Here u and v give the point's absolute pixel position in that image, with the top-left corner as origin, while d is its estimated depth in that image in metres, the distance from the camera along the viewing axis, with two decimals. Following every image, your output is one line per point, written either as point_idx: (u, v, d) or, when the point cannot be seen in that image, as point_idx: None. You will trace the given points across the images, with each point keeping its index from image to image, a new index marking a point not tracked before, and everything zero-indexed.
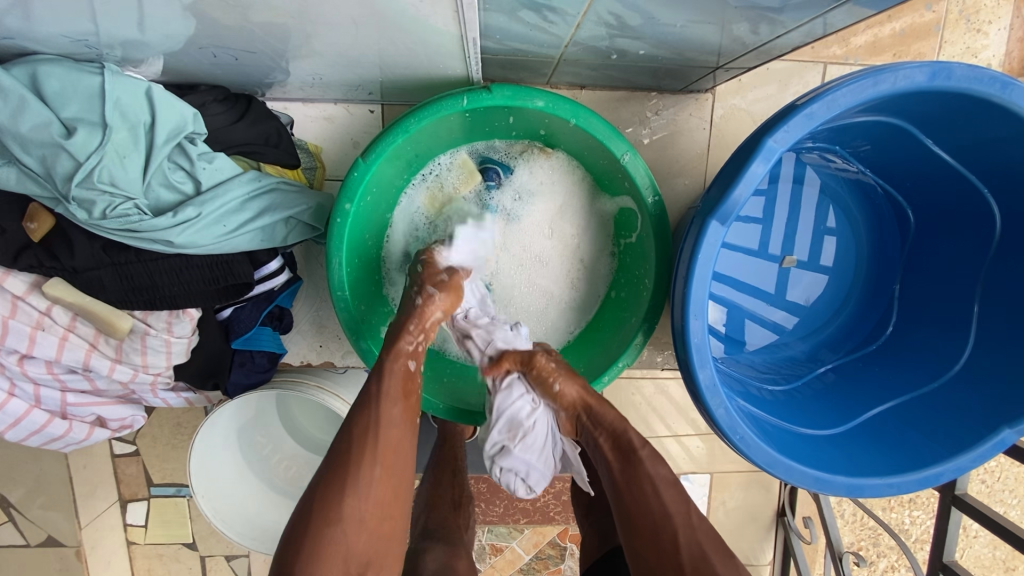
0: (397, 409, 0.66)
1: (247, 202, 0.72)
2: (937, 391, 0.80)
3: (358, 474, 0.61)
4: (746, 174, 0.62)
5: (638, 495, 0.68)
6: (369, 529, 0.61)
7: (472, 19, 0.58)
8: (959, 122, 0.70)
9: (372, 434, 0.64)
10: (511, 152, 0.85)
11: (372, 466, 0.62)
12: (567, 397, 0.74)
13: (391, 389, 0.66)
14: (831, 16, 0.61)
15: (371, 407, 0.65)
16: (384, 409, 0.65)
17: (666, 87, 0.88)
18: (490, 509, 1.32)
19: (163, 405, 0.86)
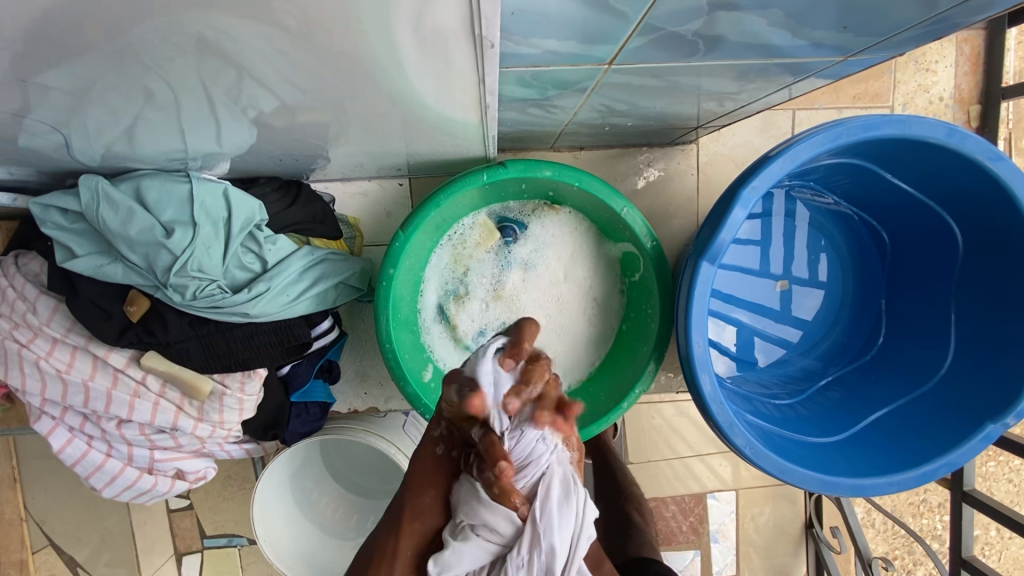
0: (425, 497, 0.65)
1: (303, 272, 0.85)
2: (927, 394, 0.88)
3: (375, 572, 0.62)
4: (729, 219, 0.73)
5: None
6: None
7: (490, 115, 0.70)
8: (910, 158, 0.81)
9: (397, 521, 0.65)
10: (524, 211, 0.97)
11: (390, 563, 0.62)
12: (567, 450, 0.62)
13: (417, 477, 0.67)
14: (793, 87, 0.71)
15: (398, 501, 0.66)
16: (417, 502, 0.65)
17: (657, 143, 1.00)
18: None
19: (226, 456, 0.96)
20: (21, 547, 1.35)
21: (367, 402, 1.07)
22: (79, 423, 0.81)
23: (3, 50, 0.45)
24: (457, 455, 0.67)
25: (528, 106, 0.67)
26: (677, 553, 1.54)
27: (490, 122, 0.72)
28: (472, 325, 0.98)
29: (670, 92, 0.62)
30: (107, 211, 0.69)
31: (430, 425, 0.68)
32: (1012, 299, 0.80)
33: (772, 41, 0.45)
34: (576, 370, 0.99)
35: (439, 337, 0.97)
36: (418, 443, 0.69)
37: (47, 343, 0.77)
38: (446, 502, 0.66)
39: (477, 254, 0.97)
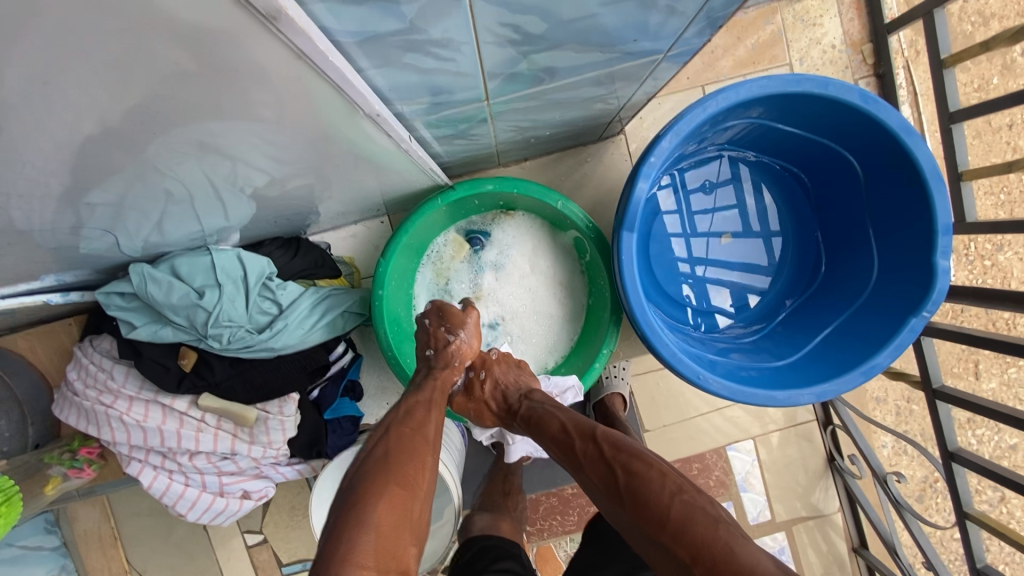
0: (438, 414, 0.81)
1: (313, 307, 1.03)
2: (866, 303, 0.98)
3: (416, 456, 0.72)
4: (636, 192, 0.88)
5: (562, 457, 0.79)
6: (421, 497, 0.69)
7: (423, 154, 0.87)
8: (790, 108, 0.94)
9: (424, 425, 0.77)
10: (485, 221, 1.13)
11: (427, 454, 0.74)
12: (488, 419, 0.97)
13: (435, 398, 0.83)
14: (647, 84, 0.81)
15: (424, 409, 0.81)
16: (431, 413, 0.80)
17: (588, 141, 1.16)
18: (566, 519, 1.67)
19: (283, 478, 1.13)
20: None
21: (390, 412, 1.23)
22: (160, 461, 1.00)
23: (67, 187, 0.65)
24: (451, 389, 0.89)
25: (453, 139, 0.85)
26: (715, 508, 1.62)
27: (426, 163, 0.90)
28: None
29: (554, 106, 0.78)
30: (153, 286, 0.89)
31: (449, 372, 0.89)
32: (910, 205, 0.91)
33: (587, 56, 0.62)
34: (559, 347, 1.13)
35: None
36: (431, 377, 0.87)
37: (126, 401, 0.96)
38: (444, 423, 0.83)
39: (454, 266, 1.13)
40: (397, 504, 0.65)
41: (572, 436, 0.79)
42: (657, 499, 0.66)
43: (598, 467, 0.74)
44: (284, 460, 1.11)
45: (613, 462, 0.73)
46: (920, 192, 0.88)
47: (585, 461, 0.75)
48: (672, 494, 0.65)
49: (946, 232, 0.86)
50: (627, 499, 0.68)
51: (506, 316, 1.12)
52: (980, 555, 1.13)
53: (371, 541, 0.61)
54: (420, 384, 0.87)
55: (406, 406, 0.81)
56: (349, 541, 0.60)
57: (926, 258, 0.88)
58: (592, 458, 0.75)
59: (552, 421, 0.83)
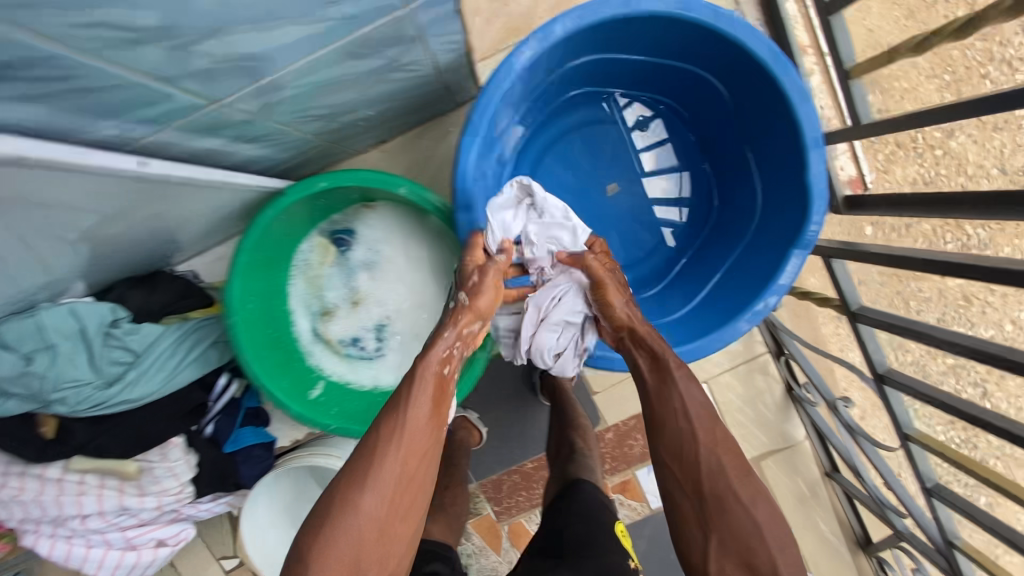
0: (422, 416, 0.70)
1: (177, 345, 0.98)
2: (756, 237, 0.89)
3: (379, 471, 0.65)
4: (462, 167, 0.79)
5: (684, 428, 0.69)
6: (381, 521, 0.64)
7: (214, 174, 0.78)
8: (630, 35, 0.84)
9: (398, 435, 0.68)
10: (348, 218, 1.04)
11: (394, 466, 0.66)
12: (618, 316, 0.82)
13: (420, 395, 0.71)
14: (438, 43, 0.71)
15: (400, 415, 0.69)
16: (409, 419, 0.69)
17: (444, 108, 1.05)
18: (534, 491, 1.58)
19: (204, 514, 1.11)
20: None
21: (303, 431, 1.15)
22: (54, 529, 0.97)
23: None
24: (450, 373, 0.76)
25: (246, 145, 0.76)
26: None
27: (233, 177, 0.81)
28: (346, 334, 1.06)
29: (331, 89, 0.68)
30: None
31: (436, 348, 0.76)
32: (780, 120, 0.80)
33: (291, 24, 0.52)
34: None
35: (324, 355, 1.06)
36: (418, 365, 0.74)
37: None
38: (438, 424, 0.72)
39: (324, 272, 1.05)
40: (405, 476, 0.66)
41: (710, 430, 0.68)
42: (763, 553, 0.61)
43: (735, 470, 0.66)
44: (203, 498, 1.09)
45: (750, 474, 0.66)
46: (785, 105, 0.78)
47: (714, 460, 0.66)
48: (780, 564, 0.60)
49: (816, 146, 0.76)
50: (723, 518, 0.63)
51: (391, 313, 1.05)
52: (927, 474, 1.08)
53: (374, 508, 0.64)
54: (405, 377, 0.74)
55: (451, 328, 0.78)
56: (346, 505, 0.64)
57: (801, 178, 0.79)
58: (728, 460, 0.66)
59: (692, 389, 0.71)
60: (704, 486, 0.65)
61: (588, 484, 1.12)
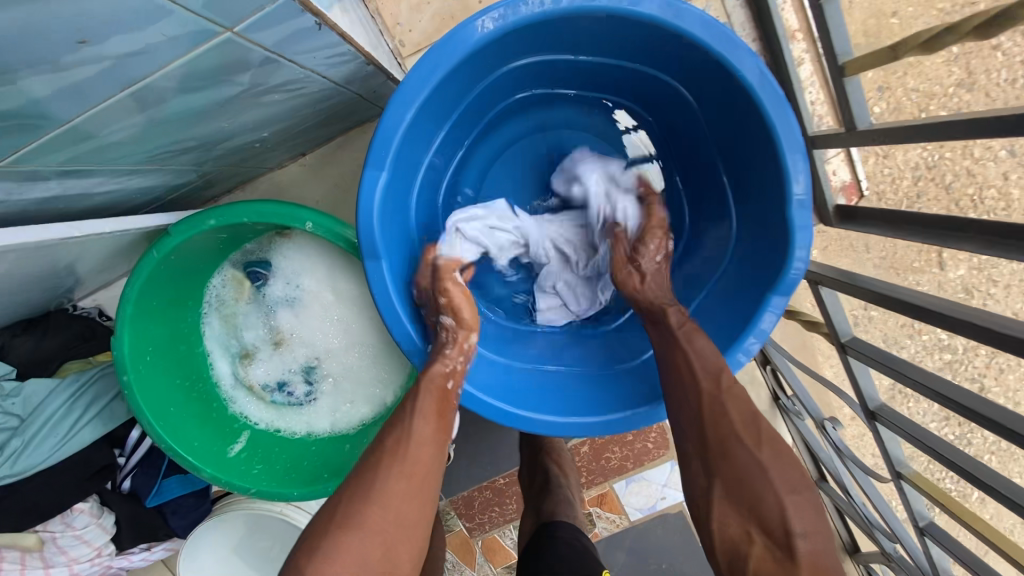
0: (427, 427, 0.63)
1: (72, 403, 0.87)
2: (729, 268, 0.75)
3: (377, 486, 0.57)
4: (365, 208, 0.65)
5: (688, 379, 0.63)
6: (382, 542, 0.55)
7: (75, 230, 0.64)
8: (571, 29, 0.69)
9: (401, 448, 0.60)
10: (263, 247, 0.90)
11: (394, 482, 0.58)
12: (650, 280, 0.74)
13: (424, 407, 0.64)
14: (314, 53, 0.56)
15: (403, 425, 0.62)
16: (414, 430, 0.62)
17: (371, 115, 0.90)
18: (505, 507, 1.40)
19: (141, 564, 1.03)
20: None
21: None
22: None
23: None
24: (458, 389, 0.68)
25: (96, 185, 0.62)
26: (653, 471, 1.33)
27: (107, 228, 0.68)
28: (270, 379, 0.94)
29: (179, 119, 0.54)
30: None
31: (438, 361, 0.68)
32: (755, 129, 0.66)
33: (48, 65, 0.38)
34: (388, 380, 0.93)
35: (247, 401, 0.94)
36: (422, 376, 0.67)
37: None
38: (443, 438, 0.64)
39: (240, 310, 0.92)
40: (407, 494, 0.58)
41: (716, 370, 0.62)
42: (768, 494, 0.52)
43: (741, 420, 0.58)
44: (135, 548, 1.01)
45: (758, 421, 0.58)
46: (757, 115, 0.64)
47: (716, 403, 0.59)
48: (787, 509, 0.51)
49: (798, 154, 0.62)
50: (723, 457, 0.56)
51: (320, 353, 0.93)
52: (920, 512, 0.98)
53: (373, 523, 0.55)
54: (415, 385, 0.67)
55: (452, 346, 0.69)
56: (342, 522, 0.55)
57: (781, 204, 0.65)
58: (730, 410, 0.59)
59: (703, 343, 0.65)
60: (708, 434, 0.58)
61: (565, 526, 0.94)
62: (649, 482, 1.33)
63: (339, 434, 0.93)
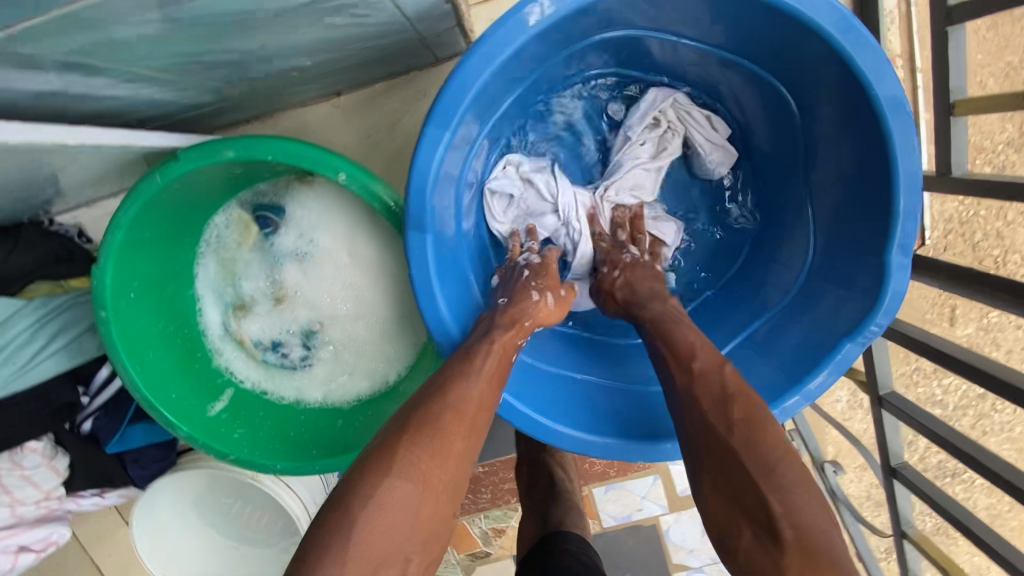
0: (481, 388, 0.58)
1: (36, 330, 0.77)
2: (792, 304, 0.70)
3: (428, 441, 0.53)
4: (417, 168, 0.58)
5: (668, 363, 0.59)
6: (429, 500, 0.51)
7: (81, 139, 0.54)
8: (684, 2, 0.62)
9: (457, 401, 0.56)
10: (278, 191, 0.80)
11: (451, 435, 0.54)
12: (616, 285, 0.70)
13: (489, 367, 0.59)
14: None
15: (457, 381, 0.57)
16: (472, 384, 0.58)
17: (420, 64, 0.81)
18: (478, 497, 1.28)
19: (88, 506, 0.92)
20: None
21: None
22: None
23: None
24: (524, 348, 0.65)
25: (104, 87, 0.52)
26: (634, 482, 1.29)
27: (108, 139, 0.58)
28: (264, 336, 0.85)
29: (231, 18, 0.45)
30: None
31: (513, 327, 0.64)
32: (867, 156, 0.60)
33: None
34: (394, 359, 0.85)
35: (235, 356, 0.85)
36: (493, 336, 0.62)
37: None
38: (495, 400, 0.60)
39: (241, 256, 0.83)
40: (465, 453, 0.55)
41: (700, 348, 0.58)
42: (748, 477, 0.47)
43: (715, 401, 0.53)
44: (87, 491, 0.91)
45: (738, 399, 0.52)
46: (874, 141, 0.58)
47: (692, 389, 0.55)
48: (780, 487, 0.46)
49: (913, 193, 0.57)
50: (704, 437, 0.52)
51: (323, 316, 0.85)
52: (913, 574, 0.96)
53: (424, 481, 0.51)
54: (475, 341, 0.62)
55: (530, 320, 0.66)
56: (404, 470, 0.51)
57: (876, 243, 0.60)
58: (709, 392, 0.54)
59: (678, 326, 0.62)
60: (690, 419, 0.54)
61: (573, 538, 0.91)
62: (629, 492, 1.29)
63: (331, 407, 0.85)
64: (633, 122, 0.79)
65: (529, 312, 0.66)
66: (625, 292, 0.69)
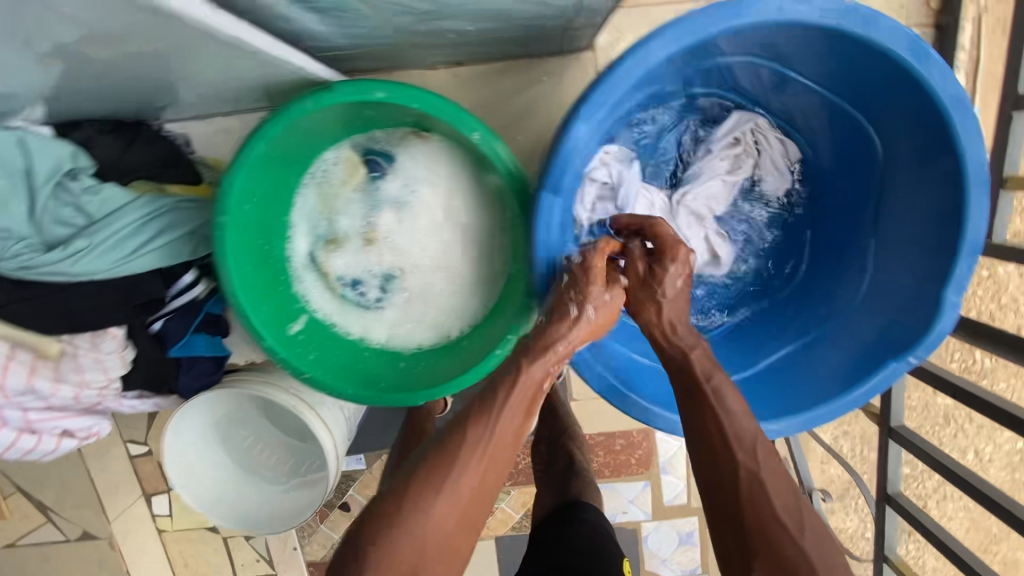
0: (507, 427, 0.69)
1: (143, 224, 0.80)
2: (841, 326, 0.80)
3: (449, 477, 0.64)
4: (569, 140, 0.66)
5: (723, 451, 0.65)
6: (446, 527, 0.63)
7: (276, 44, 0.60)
8: (817, 50, 0.70)
9: (482, 440, 0.67)
10: (392, 140, 0.86)
11: (468, 470, 0.65)
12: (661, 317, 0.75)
13: (513, 405, 0.69)
14: None
15: (486, 420, 0.68)
16: (500, 423, 0.68)
17: (543, 52, 0.88)
18: None
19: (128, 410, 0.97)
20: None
21: (262, 352, 1.03)
22: None
23: None
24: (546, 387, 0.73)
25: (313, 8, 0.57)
26: (626, 484, 1.38)
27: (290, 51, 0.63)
28: (347, 272, 0.90)
29: None
30: None
31: (539, 366, 0.71)
32: (940, 210, 0.70)
33: None
34: (460, 317, 0.90)
35: (314, 285, 0.90)
36: (517, 373, 0.70)
37: None
38: (517, 437, 0.70)
39: (343, 194, 0.88)
40: (480, 487, 0.66)
41: (756, 442, 0.65)
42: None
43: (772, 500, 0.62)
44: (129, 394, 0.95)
45: (798, 503, 0.62)
46: (951, 195, 0.69)
47: (754, 482, 0.63)
48: None
49: (971, 254, 0.68)
50: (767, 532, 0.61)
51: (406, 264, 0.90)
52: None
53: (446, 516, 0.63)
54: (499, 381, 0.71)
55: (564, 343, 0.72)
56: (421, 504, 0.62)
57: (933, 285, 0.71)
58: (762, 489, 0.63)
59: (732, 402, 0.68)
60: (748, 510, 0.62)
61: (593, 509, 1.06)
62: (618, 494, 1.38)
63: (393, 350, 0.90)
64: (715, 138, 0.85)
65: (551, 345, 0.71)
66: (661, 332, 0.74)
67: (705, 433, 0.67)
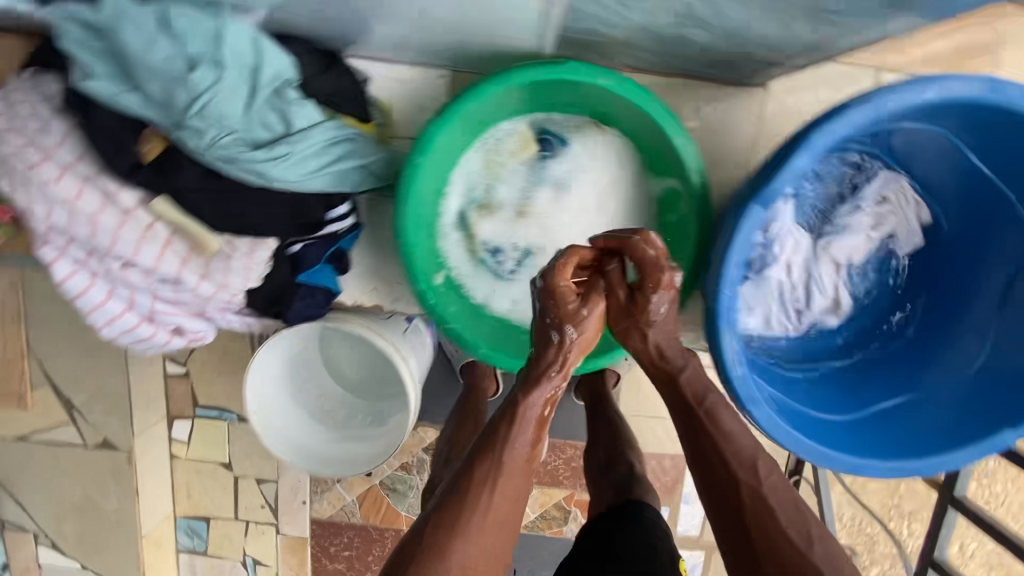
0: (517, 460, 0.65)
1: (330, 146, 0.81)
2: (949, 389, 0.84)
3: (465, 523, 0.60)
4: (792, 164, 0.70)
5: (722, 472, 0.67)
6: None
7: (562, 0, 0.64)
8: (1010, 134, 0.73)
9: (492, 473, 0.63)
10: (568, 125, 0.90)
11: (483, 509, 0.62)
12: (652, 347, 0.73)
13: (521, 435, 0.66)
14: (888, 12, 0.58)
15: (492, 458, 0.64)
16: (508, 452, 0.65)
17: (724, 79, 0.91)
18: None
19: (230, 324, 0.96)
20: (21, 405, 1.30)
21: (371, 298, 1.04)
22: (84, 257, 0.79)
23: None
24: (547, 410, 0.69)
25: None
26: None
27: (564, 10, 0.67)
28: (492, 240, 0.92)
29: None
30: (128, 29, 0.64)
31: (538, 388, 0.68)
32: None
33: None
34: None
35: (455, 244, 0.92)
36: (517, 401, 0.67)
37: (55, 170, 0.73)
38: (533, 464, 0.67)
39: (508, 164, 0.91)
40: (501, 526, 0.62)
41: (761, 467, 0.66)
42: None
43: (778, 525, 0.63)
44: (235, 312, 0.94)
45: (810, 532, 0.63)
46: None
47: (758, 500, 0.65)
48: None
49: None
50: (777, 552, 0.62)
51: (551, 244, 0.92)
52: None
53: (471, 552, 0.60)
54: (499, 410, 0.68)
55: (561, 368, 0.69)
56: (443, 554, 0.59)
57: None
58: (765, 514, 0.64)
59: (727, 419, 0.69)
60: (753, 529, 0.64)
61: (649, 509, 1.01)
62: None
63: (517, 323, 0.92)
64: (865, 195, 0.89)
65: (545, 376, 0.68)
66: (649, 358, 0.73)
67: (713, 453, 0.68)
